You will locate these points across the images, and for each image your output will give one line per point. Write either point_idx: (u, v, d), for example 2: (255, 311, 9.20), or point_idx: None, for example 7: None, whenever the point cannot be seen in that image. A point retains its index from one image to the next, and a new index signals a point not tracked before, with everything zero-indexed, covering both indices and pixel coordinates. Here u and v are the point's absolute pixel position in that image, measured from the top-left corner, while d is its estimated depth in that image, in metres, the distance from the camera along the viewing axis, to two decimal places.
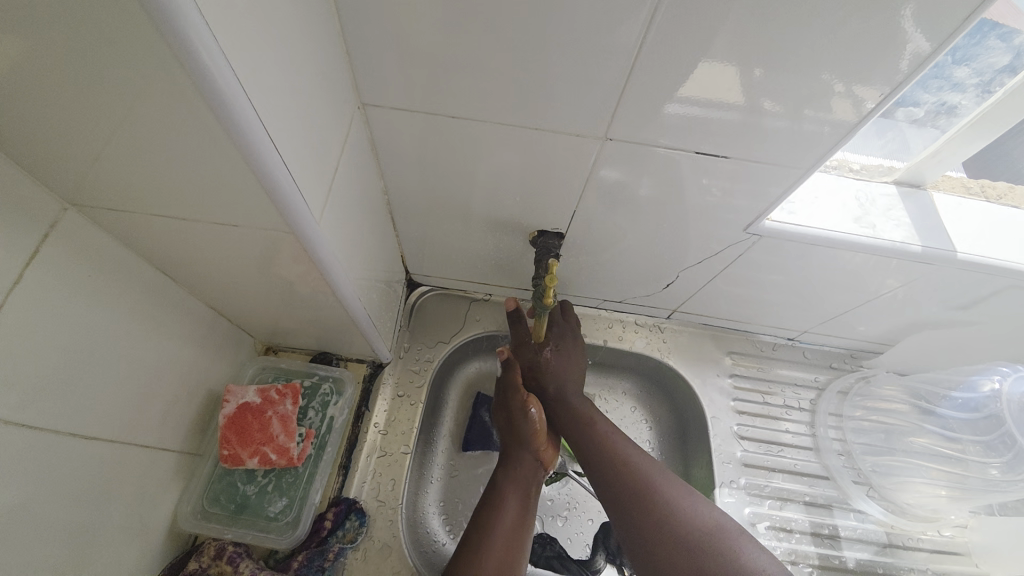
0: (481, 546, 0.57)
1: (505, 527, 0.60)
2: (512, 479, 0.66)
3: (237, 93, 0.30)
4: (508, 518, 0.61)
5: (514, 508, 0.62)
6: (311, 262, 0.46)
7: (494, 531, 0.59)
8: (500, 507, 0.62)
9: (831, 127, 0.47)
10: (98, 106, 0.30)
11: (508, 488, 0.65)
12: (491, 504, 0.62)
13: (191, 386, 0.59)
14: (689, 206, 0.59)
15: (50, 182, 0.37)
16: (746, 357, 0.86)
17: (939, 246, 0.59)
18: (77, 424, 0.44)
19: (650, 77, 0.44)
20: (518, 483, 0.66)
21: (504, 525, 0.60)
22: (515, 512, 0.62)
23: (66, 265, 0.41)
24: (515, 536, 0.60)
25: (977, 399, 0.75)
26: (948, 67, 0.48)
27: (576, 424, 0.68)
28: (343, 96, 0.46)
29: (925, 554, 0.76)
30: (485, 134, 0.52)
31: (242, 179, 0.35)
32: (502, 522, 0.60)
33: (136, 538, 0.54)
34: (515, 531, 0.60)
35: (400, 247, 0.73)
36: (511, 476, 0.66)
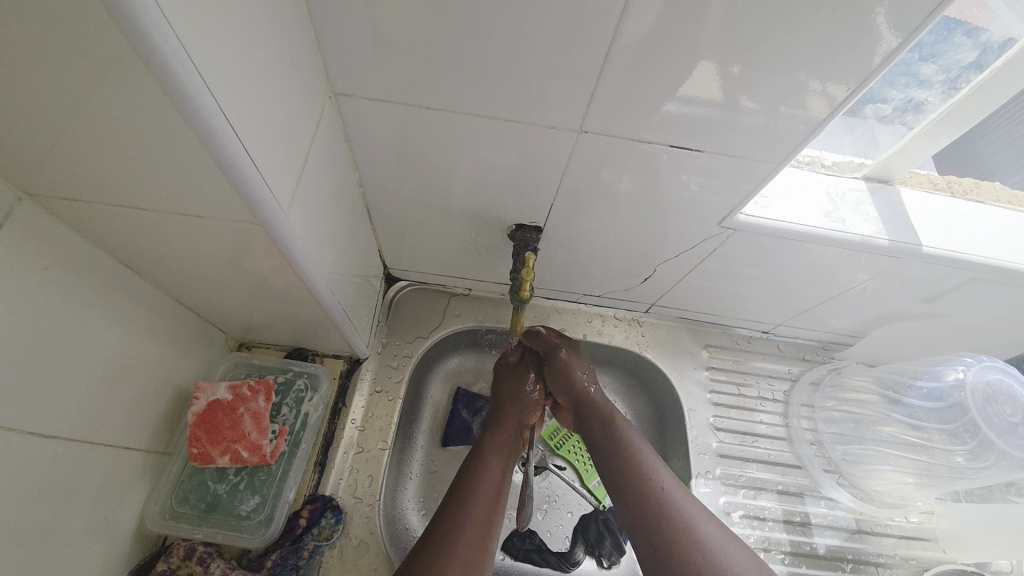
0: (468, 500, 0.56)
1: (490, 484, 0.59)
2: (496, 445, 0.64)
3: (197, 80, 0.29)
4: (494, 476, 0.60)
5: (499, 467, 0.62)
6: (282, 255, 0.45)
7: (479, 486, 0.59)
8: (485, 464, 0.62)
9: (805, 125, 0.48)
10: (47, 90, 0.28)
11: (495, 448, 0.64)
12: (476, 461, 0.62)
13: (159, 383, 0.58)
14: (665, 201, 0.59)
15: (1, 170, 0.35)
16: (722, 350, 0.87)
17: (906, 240, 0.60)
18: (36, 423, 0.42)
19: (627, 71, 0.44)
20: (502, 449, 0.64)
21: (489, 481, 0.60)
22: (499, 469, 0.62)
23: (22, 259, 0.39)
24: (500, 495, 0.59)
25: (941, 387, 0.77)
26: (915, 64, 0.50)
27: (624, 473, 0.58)
28: (315, 86, 0.45)
29: (893, 539, 0.78)
30: (461, 125, 0.52)
31: (204, 167, 0.34)
32: (487, 479, 0.60)
33: (102, 541, 0.52)
34: (500, 489, 0.59)
35: (377, 240, 0.72)
36: (499, 438, 0.65)
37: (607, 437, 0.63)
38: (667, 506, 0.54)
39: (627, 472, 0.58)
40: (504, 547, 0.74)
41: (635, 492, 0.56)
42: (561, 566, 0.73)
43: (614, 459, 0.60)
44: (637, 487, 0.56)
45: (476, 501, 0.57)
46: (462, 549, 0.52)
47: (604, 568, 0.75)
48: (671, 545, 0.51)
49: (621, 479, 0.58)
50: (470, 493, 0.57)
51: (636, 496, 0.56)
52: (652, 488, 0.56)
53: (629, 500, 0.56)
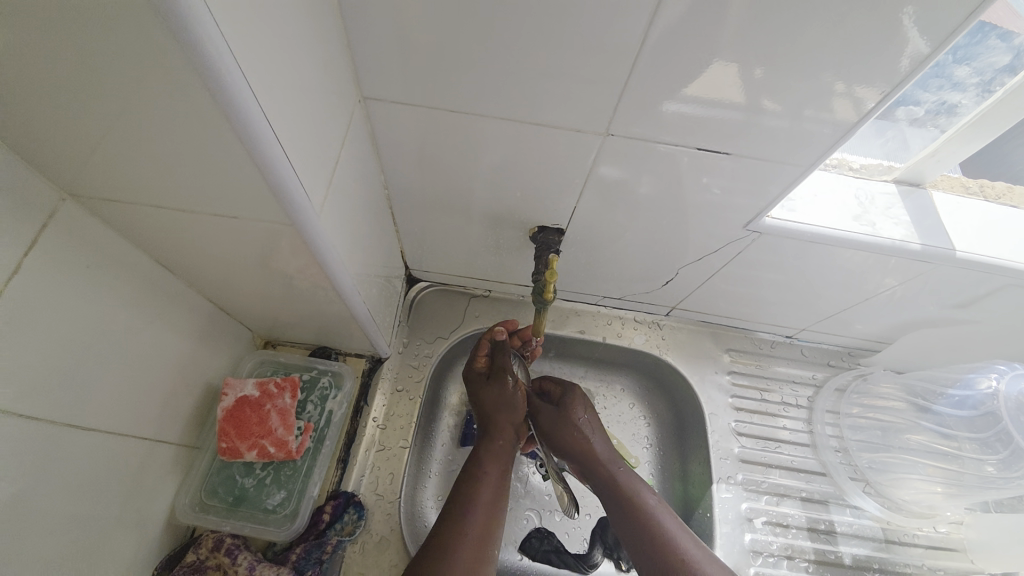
0: (464, 516, 0.57)
1: (484, 498, 0.59)
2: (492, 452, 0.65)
3: (242, 86, 0.30)
4: (489, 489, 0.61)
5: (493, 479, 0.62)
6: (312, 256, 0.46)
7: (475, 499, 0.59)
8: (479, 477, 0.62)
9: (832, 127, 0.47)
10: (98, 96, 0.30)
11: (489, 460, 0.64)
12: (471, 474, 0.62)
13: (190, 379, 0.59)
14: (689, 204, 0.59)
15: (51, 171, 0.37)
16: (745, 354, 0.86)
17: (938, 244, 0.59)
18: (73, 415, 0.44)
19: (652, 74, 0.44)
20: (498, 455, 0.65)
21: (484, 495, 0.60)
22: (492, 481, 0.62)
23: (66, 256, 0.41)
24: (495, 507, 0.60)
25: (974, 396, 0.76)
26: (949, 67, 0.49)
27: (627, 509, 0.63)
28: (344, 90, 0.46)
29: (920, 550, 0.76)
30: (485, 128, 0.52)
31: (241, 169, 0.35)
32: (483, 492, 0.60)
33: (135, 530, 0.54)
34: (495, 504, 0.60)
35: (400, 241, 0.73)
36: (492, 449, 0.65)
37: (612, 485, 0.65)
38: (678, 553, 0.58)
39: (639, 520, 0.61)
40: (521, 548, 0.74)
41: (649, 541, 0.59)
42: (578, 567, 0.74)
43: (624, 506, 0.63)
44: (649, 536, 0.60)
45: (471, 517, 0.57)
46: (460, 564, 0.52)
47: (621, 571, 0.75)
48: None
49: (634, 528, 0.61)
50: (467, 508, 0.58)
51: (650, 545, 0.59)
52: (663, 536, 0.59)
53: (642, 550, 0.60)
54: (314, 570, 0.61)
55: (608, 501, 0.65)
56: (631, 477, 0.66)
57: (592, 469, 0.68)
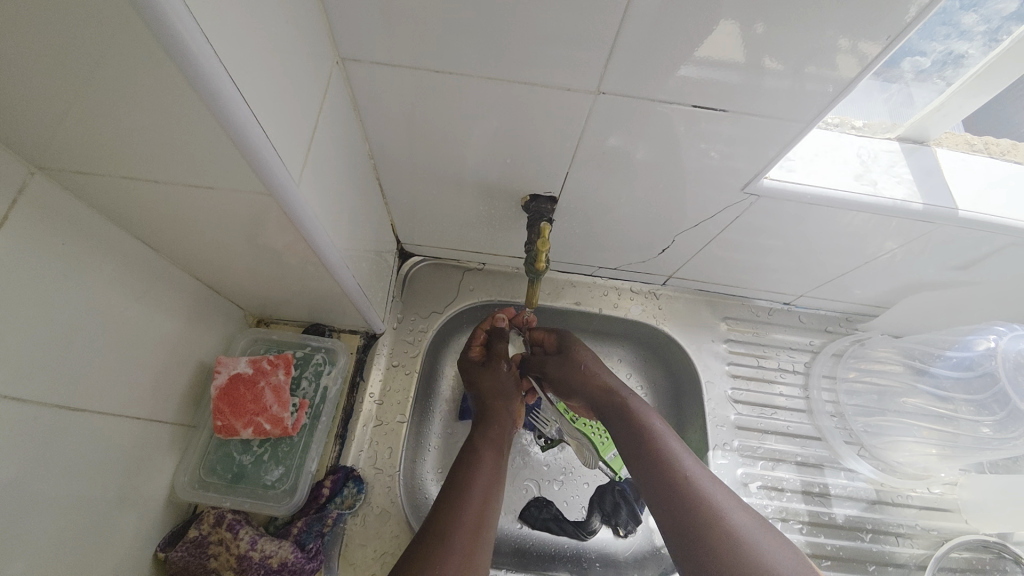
0: (460, 502, 0.56)
1: (482, 482, 0.60)
2: (489, 440, 0.66)
3: (202, 46, 0.28)
4: (484, 476, 0.61)
5: (489, 463, 0.62)
6: (295, 229, 0.44)
7: (472, 483, 0.59)
8: (476, 463, 0.62)
9: (834, 85, 0.45)
10: (50, 59, 0.28)
11: (485, 446, 0.65)
12: (469, 460, 0.62)
13: (181, 358, 0.59)
14: (686, 168, 0.57)
15: (14, 144, 0.35)
16: (742, 322, 0.85)
17: (941, 204, 0.58)
18: (64, 397, 0.44)
19: (647, 28, 0.42)
20: (496, 443, 0.66)
21: (482, 480, 0.60)
22: (489, 467, 0.62)
23: (36, 236, 0.39)
24: (492, 489, 0.60)
25: (971, 357, 0.75)
26: (955, 14, 0.46)
27: (640, 441, 0.61)
28: (319, 51, 0.44)
29: (914, 510, 0.78)
30: (472, 92, 0.50)
31: (213, 137, 0.33)
32: (478, 476, 0.60)
33: (136, 508, 0.54)
34: (491, 491, 0.59)
35: (389, 214, 0.72)
36: (488, 435, 0.66)
37: (631, 427, 0.63)
38: (695, 492, 0.55)
39: (656, 460, 0.59)
40: (521, 516, 0.75)
41: (666, 480, 0.56)
42: (577, 534, 0.75)
43: (637, 439, 0.61)
44: (661, 467, 0.58)
45: (468, 503, 0.57)
46: (457, 550, 0.52)
47: (619, 537, 0.77)
48: (698, 530, 0.52)
49: (651, 466, 0.58)
50: (462, 496, 0.57)
51: (665, 483, 0.56)
52: (681, 477, 0.56)
53: (657, 487, 0.57)
54: (316, 543, 0.62)
55: (626, 440, 0.62)
56: (652, 421, 0.63)
57: (610, 415, 0.66)
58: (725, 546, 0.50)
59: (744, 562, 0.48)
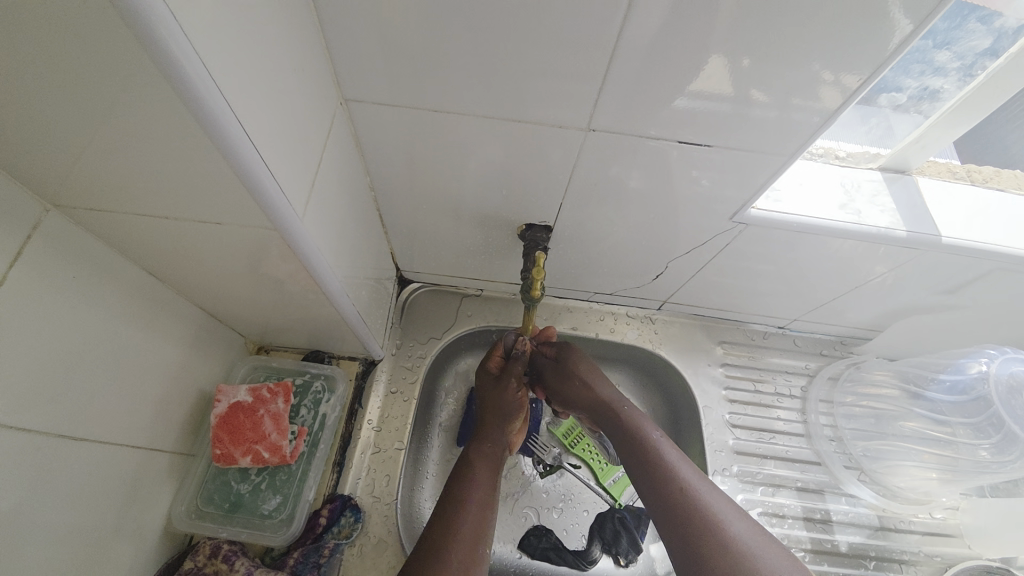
0: (456, 518, 0.56)
1: (475, 500, 0.59)
2: (483, 456, 0.65)
3: (214, 93, 0.30)
4: (479, 492, 0.60)
5: (485, 479, 0.62)
6: (298, 260, 0.46)
7: (466, 502, 0.58)
8: (472, 479, 0.62)
9: (820, 116, 0.47)
10: (74, 107, 0.30)
11: (480, 462, 0.64)
12: (463, 477, 0.62)
13: (182, 386, 0.59)
14: (676, 198, 0.59)
15: (33, 183, 0.37)
16: (737, 346, 0.86)
17: (925, 230, 0.59)
18: (67, 426, 0.44)
19: (635, 67, 0.44)
20: (490, 459, 0.65)
21: (475, 497, 0.59)
22: (483, 484, 0.61)
23: (48, 269, 0.40)
24: (486, 509, 0.59)
25: (964, 380, 0.76)
26: (930, 52, 0.49)
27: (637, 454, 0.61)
28: (325, 92, 0.46)
29: (917, 536, 0.77)
30: (470, 127, 0.52)
31: (222, 176, 0.35)
32: (475, 492, 0.60)
33: (132, 538, 0.54)
34: (485, 507, 0.59)
35: (389, 243, 0.73)
36: (483, 450, 0.66)
37: (630, 436, 0.63)
38: (693, 503, 0.54)
39: (656, 471, 0.58)
40: (520, 545, 0.74)
41: (665, 492, 0.56)
42: (578, 564, 0.74)
43: (636, 452, 0.61)
44: (659, 482, 0.57)
45: (464, 518, 0.56)
46: (453, 566, 0.51)
47: (620, 567, 0.75)
48: (696, 542, 0.51)
49: (650, 477, 0.58)
50: (455, 513, 0.57)
51: (664, 495, 0.56)
52: (680, 488, 0.56)
53: (657, 498, 0.57)
54: (312, 574, 0.61)
55: (626, 451, 0.63)
56: (649, 430, 0.63)
57: (611, 426, 0.66)
58: (723, 557, 0.49)
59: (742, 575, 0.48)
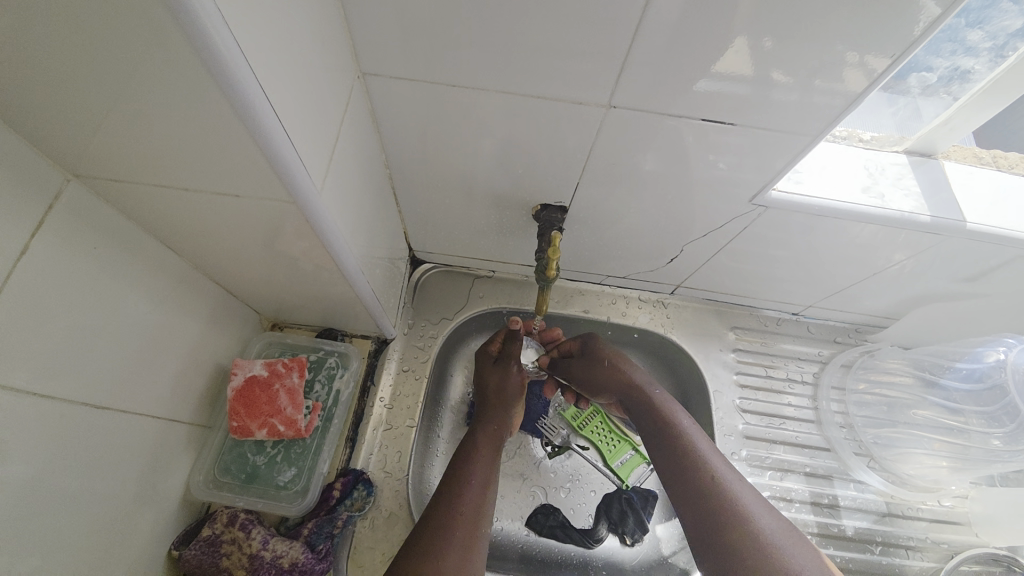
0: (456, 499, 0.57)
1: (477, 482, 0.60)
2: (486, 438, 0.66)
3: (239, 64, 0.30)
4: (479, 473, 0.61)
5: (486, 458, 0.63)
6: (314, 236, 0.46)
7: (468, 483, 0.59)
8: (472, 460, 0.62)
9: (842, 99, 0.46)
10: (94, 73, 0.29)
11: (483, 444, 0.65)
12: (463, 458, 0.62)
13: (199, 360, 0.60)
14: (694, 180, 0.58)
15: (54, 152, 0.37)
16: (750, 332, 0.86)
17: (949, 216, 0.58)
18: (90, 396, 0.45)
19: (657, 44, 0.43)
20: (490, 441, 0.66)
21: (477, 479, 0.60)
22: (483, 466, 0.62)
23: (69, 241, 0.41)
24: (487, 491, 0.60)
25: (981, 369, 0.76)
26: (961, 31, 0.47)
27: (666, 437, 0.62)
28: (341, 65, 0.45)
29: (924, 523, 0.77)
30: (486, 105, 0.51)
31: (241, 147, 0.35)
32: (477, 472, 0.61)
33: (152, 506, 0.55)
34: (485, 487, 0.60)
35: (402, 222, 0.73)
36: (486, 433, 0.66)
37: (660, 424, 0.63)
38: (722, 494, 0.55)
39: (682, 456, 0.59)
40: (528, 523, 0.76)
41: (691, 477, 0.57)
42: (584, 542, 0.75)
43: (664, 435, 0.62)
44: (685, 466, 0.58)
45: (465, 501, 0.57)
46: (453, 545, 0.53)
47: (626, 546, 0.77)
48: (719, 531, 0.52)
49: (677, 463, 0.59)
50: (459, 494, 0.57)
51: (689, 478, 0.57)
52: (709, 478, 0.56)
53: (684, 487, 0.57)
54: (326, 544, 0.63)
55: (654, 438, 0.63)
56: (680, 420, 0.63)
57: (640, 413, 0.66)
58: (750, 548, 0.50)
59: (768, 563, 0.49)
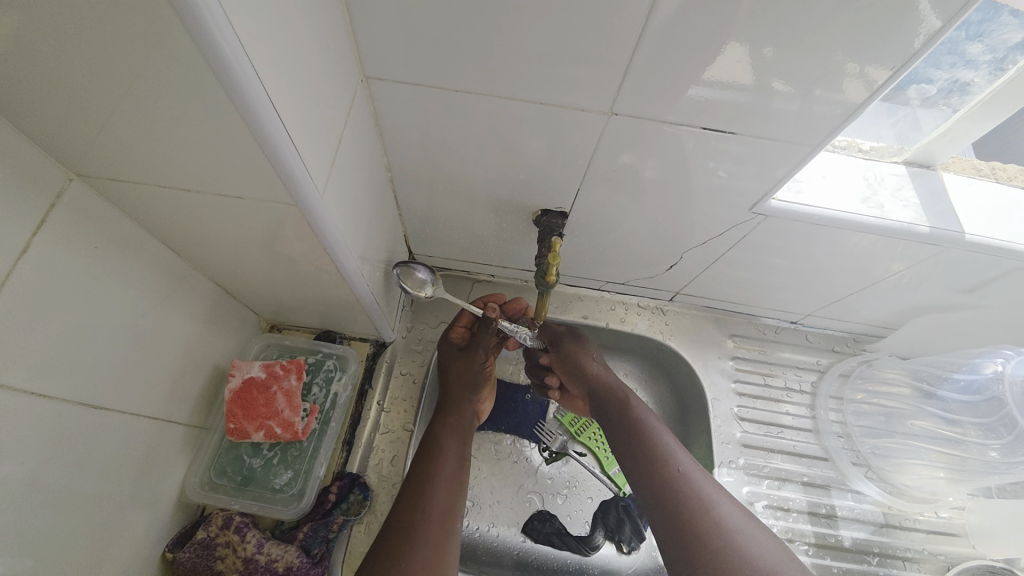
0: (422, 495, 0.58)
1: (445, 475, 0.61)
2: (450, 429, 0.67)
3: (244, 65, 0.30)
4: (448, 466, 0.62)
5: (454, 455, 0.64)
6: (314, 238, 0.46)
7: (435, 481, 0.60)
8: (438, 453, 0.63)
9: (841, 109, 0.46)
10: (98, 75, 0.30)
11: (446, 436, 0.66)
12: (430, 452, 0.63)
13: (197, 362, 0.60)
14: (694, 188, 0.58)
15: (57, 151, 0.37)
16: (748, 340, 0.86)
17: (947, 227, 0.58)
18: (87, 396, 0.45)
19: (659, 52, 0.43)
20: (456, 433, 0.67)
21: (445, 472, 0.61)
22: (451, 460, 0.63)
23: (68, 238, 0.41)
24: (455, 488, 0.61)
25: (979, 380, 0.76)
26: (961, 44, 0.48)
27: (632, 434, 0.63)
28: (345, 69, 0.46)
29: (921, 534, 0.77)
30: (488, 110, 0.51)
31: (246, 150, 0.35)
32: (445, 469, 0.62)
33: (147, 507, 0.55)
34: (454, 481, 0.61)
35: (403, 225, 0.73)
36: (449, 425, 0.67)
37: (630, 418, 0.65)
38: (689, 490, 0.57)
39: (648, 453, 0.61)
40: (525, 529, 0.75)
41: (656, 473, 0.59)
42: (581, 549, 0.75)
43: (630, 431, 0.64)
44: (651, 462, 0.60)
45: (432, 495, 0.58)
46: (425, 543, 0.55)
47: (622, 553, 0.76)
48: (686, 525, 0.54)
49: (643, 460, 0.61)
50: (423, 490, 0.59)
51: (655, 475, 0.59)
52: (674, 472, 0.59)
53: (651, 484, 0.59)
54: (321, 548, 0.62)
55: (623, 432, 0.64)
56: (648, 417, 0.65)
57: (610, 409, 0.68)
58: (716, 542, 0.52)
59: (730, 554, 0.51)
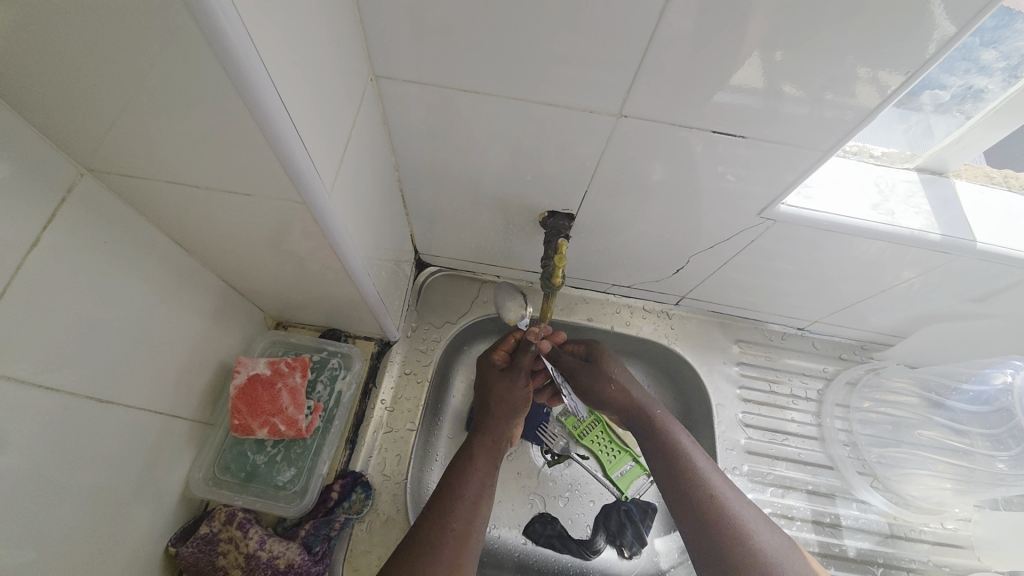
0: (451, 508, 0.58)
1: (473, 488, 0.61)
2: (485, 446, 0.66)
3: (256, 64, 0.30)
4: (476, 479, 0.62)
5: (482, 469, 0.64)
6: (321, 236, 0.46)
7: (462, 493, 0.60)
8: (470, 467, 0.63)
9: (852, 113, 0.46)
10: (111, 71, 0.30)
11: (478, 449, 0.66)
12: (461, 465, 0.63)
13: (203, 357, 0.60)
14: (702, 191, 0.58)
15: (68, 147, 0.37)
16: (754, 346, 0.85)
17: (958, 235, 0.58)
18: (94, 388, 0.46)
19: (669, 55, 0.43)
20: (490, 449, 0.66)
21: (473, 485, 0.61)
22: (480, 473, 0.63)
23: (79, 233, 0.41)
24: (483, 503, 0.61)
25: (989, 391, 0.76)
26: (975, 50, 0.47)
27: (666, 457, 0.63)
28: (355, 68, 0.46)
29: (927, 545, 0.76)
30: (496, 111, 0.51)
31: (256, 146, 0.35)
32: (471, 482, 0.62)
33: (151, 501, 0.55)
34: (481, 494, 0.61)
35: (409, 225, 0.73)
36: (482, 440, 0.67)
37: (661, 446, 0.64)
38: (727, 517, 0.57)
39: (683, 477, 0.61)
40: (526, 531, 0.75)
41: (693, 498, 0.59)
42: (582, 553, 0.75)
43: (663, 454, 0.64)
44: (687, 488, 0.60)
45: (460, 507, 0.59)
46: (448, 555, 0.55)
47: (623, 558, 0.76)
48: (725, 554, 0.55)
49: (678, 486, 0.61)
50: (452, 502, 0.59)
51: (692, 501, 0.59)
52: (714, 500, 0.59)
53: (688, 510, 0.59)
54: (322, 545, 0.63)
55: (657, 463, 0.64)
56: (680, 437, 0.65)
57: (641, 429, 0.67)
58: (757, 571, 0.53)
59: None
